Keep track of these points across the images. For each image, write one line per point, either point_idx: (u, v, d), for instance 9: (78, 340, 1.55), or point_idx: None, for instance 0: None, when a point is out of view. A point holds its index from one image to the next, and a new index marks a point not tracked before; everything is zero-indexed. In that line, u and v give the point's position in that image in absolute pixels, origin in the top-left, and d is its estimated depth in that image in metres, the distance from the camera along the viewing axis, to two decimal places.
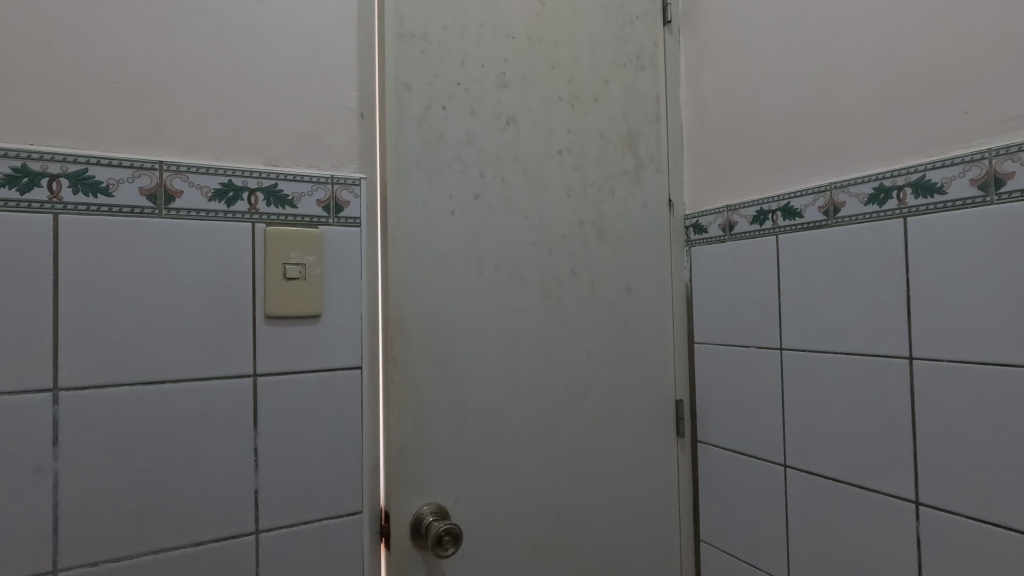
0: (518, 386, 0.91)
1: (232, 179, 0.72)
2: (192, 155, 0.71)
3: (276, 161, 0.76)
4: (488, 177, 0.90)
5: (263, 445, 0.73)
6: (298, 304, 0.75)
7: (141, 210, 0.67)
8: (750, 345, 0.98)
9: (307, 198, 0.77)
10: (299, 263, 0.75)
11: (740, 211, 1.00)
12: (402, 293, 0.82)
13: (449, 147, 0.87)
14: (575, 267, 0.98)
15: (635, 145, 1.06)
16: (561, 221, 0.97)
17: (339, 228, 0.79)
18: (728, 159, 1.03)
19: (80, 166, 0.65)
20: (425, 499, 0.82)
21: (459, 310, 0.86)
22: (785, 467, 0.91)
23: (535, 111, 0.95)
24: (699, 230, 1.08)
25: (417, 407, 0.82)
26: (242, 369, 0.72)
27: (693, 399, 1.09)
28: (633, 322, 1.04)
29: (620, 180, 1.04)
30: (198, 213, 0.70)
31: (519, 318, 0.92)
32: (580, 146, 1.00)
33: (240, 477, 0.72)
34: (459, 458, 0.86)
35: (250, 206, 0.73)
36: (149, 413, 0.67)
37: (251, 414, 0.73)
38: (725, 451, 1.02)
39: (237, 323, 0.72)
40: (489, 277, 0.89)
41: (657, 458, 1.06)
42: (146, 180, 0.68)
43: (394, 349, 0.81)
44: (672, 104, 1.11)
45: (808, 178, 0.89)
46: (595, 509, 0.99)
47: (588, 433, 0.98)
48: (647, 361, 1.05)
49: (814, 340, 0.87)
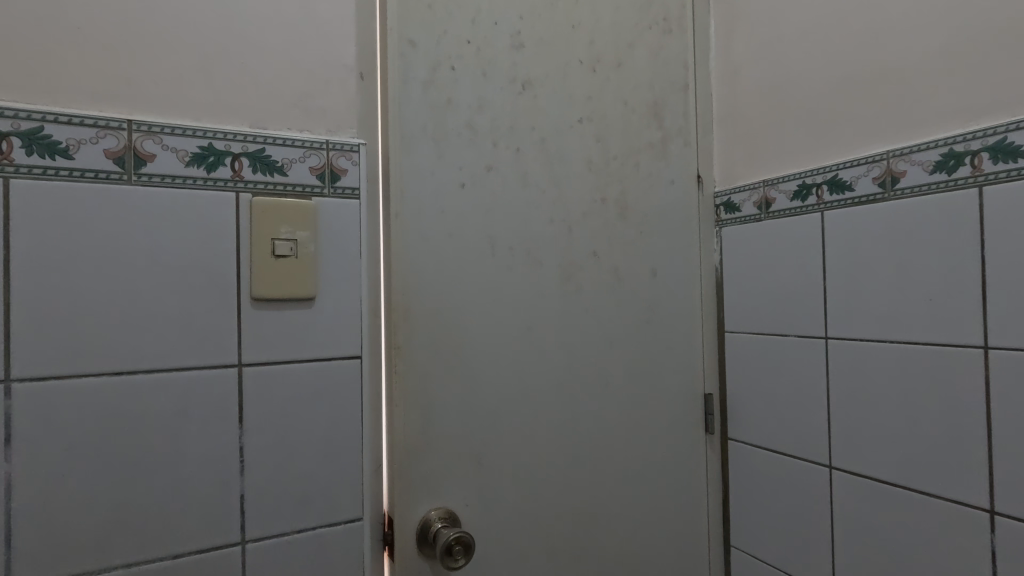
0: (536, 378, 0.83)
1: (213, 142, 0.63)
2: (166, 114, 0.62)
3: (264, 123, 0.67)
4: (502, 148, 0.81)
5: (250, 444, 0.65)
6: (288, 285, 0.66)
7: (107, 175, 0.59)
8: (790, 334, 0.88)
9: (299, 165, 0.68)
10: (289, 239, 0.66)
11: (779, 186, 0.91)
12: (406, 274, 0.73)
13: (458, 113, 0.78)
14: (595, 248, 0.89)
15: (662, 117, 0.98)
16: (582, 199, 0.88)
17: (335, 199, 0.70)
18: (764, 130, 0.94)
19: (35, 123, 0.56)
20: (434, 503, 0.74)
21: (470, 294, 0.78)
22: (832, 469, 0.82)
23: (553, 76, 0.86)
24: (730, 208, 0.99)
25: (423, 401, 0.74)
26: (224, 359, 0.64)
27: (723, 393, 1.00)
28: (658, 309, 0.95)
29: (645, 153, 0.95)
30: (174, 180, 0.62)
31: (535, 305, 0.83)
32: (601, 115, 0.91)
33: (222, 481, 0.64)
34: (471, 457, 0.77)
35: (234, 172, 0.64)
36: (118, 409, 0.59)
37: (236, 409, 0.64)
38: (761, 450, 0.93)
39: (218, 306, 0.64)
40: (503, 259, 0.80)
41: (683, 457, 0.97)
42: (113, 141, 0.59)
43: (397, 337, 0.72)
44: (701, 72, 1.03)
45: (859, 147, 0.79)
46: (617, 513, 0.90)
47: (611, 431, 0.90)
48: (673, 351, 0.96)
49: (867, 328, 0.77)
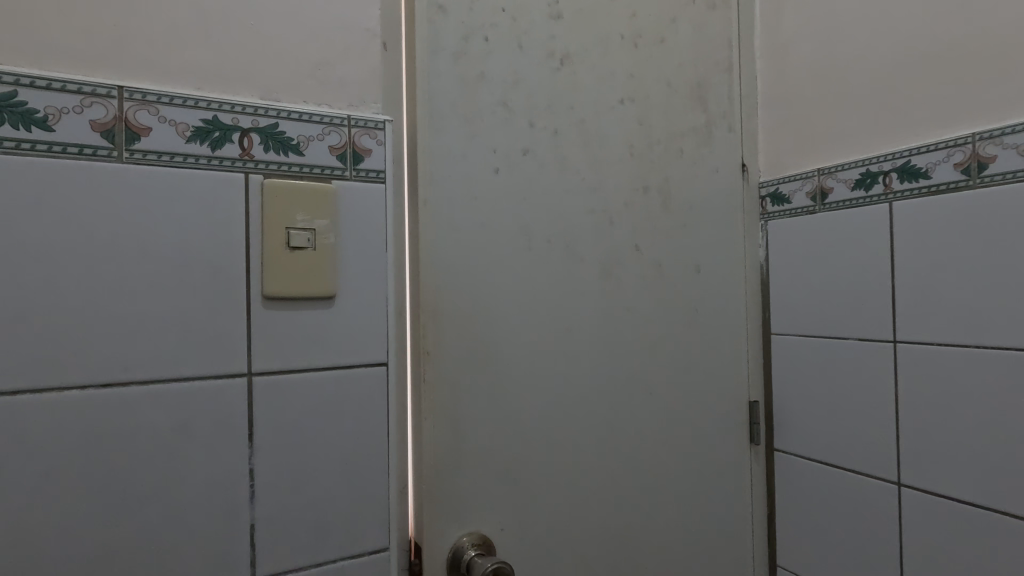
0: (576, 385, 0.75)
1: (218, 115, 0.55)
2: (163, 81, 0.53)
3: (277, 95, 0.58)
4: (539, 129, 0.73)
5: (261, 465, 0.57)
6: (305, 281, 0.58)
7: (93, 151, 0.50)
8: (850, 337, 0.80)
9: (317, 143, 0.59)
10: (306, 228, 0.58)
11: (837, 174, 0.82)
12: (435, 270, 0.65)
13: (492, 89, 0.69)
14: (638, 241, 0.80)
15: (706, 99, 0.89)
16: (624, 186, 0.79)
17: (358, 183, 0.61)
18: (818, 113, 0.85)
19: (7, 87, 0.48)
20: (466, 527, 0.67)
21: (504, 292, 0.69)
22: (900, 486, 0.74)
23: (593, 51, 0.78)
24: (778, 200, 0.91)
25: (454, 413, 0.66)
26: (231, 366, 0.55)
27: (769, 401, 0.92)
28: (703, 308, 0.87)
29: (688, 139, 0.87)
30: (173, 158, 0.53)
31: (574, 304, 0.75)
32: (644, 95, 0.82)
33: (229, 508, 0.55)
34: (505, 475, 0.69)
35: (243, 151, 0.56)
36: (108, 425, 0.51)
37: (245, 425, 0.56)
38: (816, 464, 0.85)
39: (224, 306, 0.55)
40: (539, 252, 0.72)
41: (729, 472, 0.89)
42: (101, 110, 0.51)
43: (426, 340, 0.64)
44: (745, 51, 0.94)
45: (937, 129, 0.71)
46: (660, 534, 0.82)
47: (654, 444, 0.81)
48: (717, 355, 0.88)
49: (946, 331, 0.69)
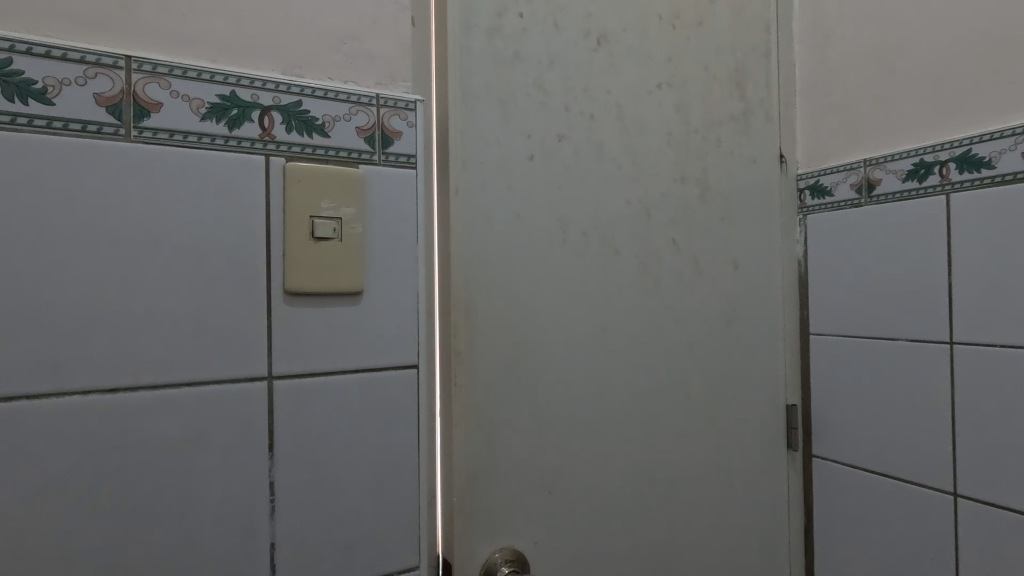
0: (613, 389, 0.70)
1: (237, 91, 0.50)
2: (176, 52, 0.48)
3: (299, 71, 0.53)
4: (576, 114, 0.68)
5: (282, 478, 0.52)
6: (330, 276, 0.53)
7: (99, 129, 0.45)
8: (900, 339, 0.75)
9: (343, 124, 0.54)
10: (331, 217, 0.53)
11: (886, 164, 0.77)
12: (467, 264, 0.61)
13: (527, 70, 0.65)
14: (676, 235, 0.76)
15: (744, 86, 0.84)
16: (661, 177, 0.74)
17: (387, 169, 0.56)
18: (864, 100, 0.80)
19: (1, 55, 0.42)
20: (498, 542, 0.62)
21: (540, 288, 0.65)
22: (957, 496, 0.69)
23: (630, 32, 0.72)
24: (819, 192, 0.85)
25: (486, 418, 0.61)
26: (249, 369, 0.50)
27: (808, 405, 0.87)
28: (742, 306, 0.82)
29: (727, 127, 0.81)
30: (187, 137, 0.48)
31: (612, 302, 0.70)
32: (682, 80, 0.77)
33: (247, 525, 0.50)
34: (540, 485, 0.65)
35: (264, 131, 0.51)
36: (115, 434, 0.46)
37: (265, 433, 0.51)
38: (861, 471, 0.80)
39: (242, 302, 0.50)
40: (576, 245, 0.68)
41: (767, 481, 0.84)
42: (105, 82, 0.45)
43: (457, 340, 0.60)
44: (783, 36, 0.88)
45: (1002, 115, 0.66)
46: (697, 547, 0.77)
47: (691, 451, 0.76)
48: (756, 357, 0.83)
49: (1010, 333, 0.64)
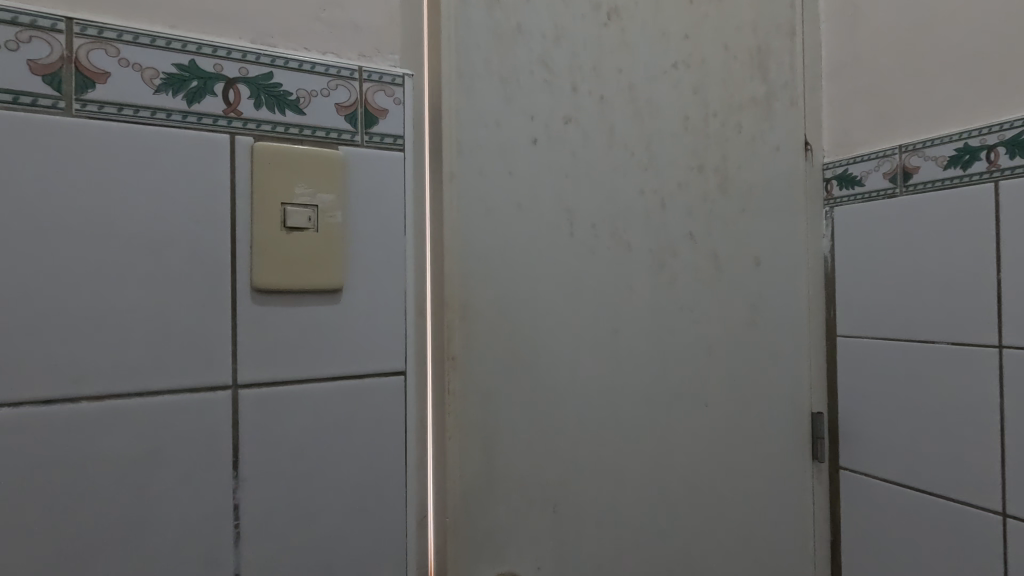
0: (625, 396, 0.64)
1: (198, 60, 0.44)
2: (129, 17, 0.43)
3: (271, 40, 0.47)
4: (584, 95, 0.62)
5: (246, 497, 0.46)
6: (302, 270, 0.47)
7: (34, 100, 0.40)
8: (938, 340, 0.67)
9: (321, 100, 0.48)
10: (306, 204, 0.47)
11: (925, 150, 0.69)
12: (462, 259, 0.55)
13: (531, 45, 0.59)
14: (693, 229, 0.69)
15: (766, 68, 0.77)
16: (677, 165, 0.68)
17: (371, 151, 0.50)
18: (899, 80, 0.73)
19: None
20: (493, 566, 0.56)
21: (544, 286, 0.59)
22: (1006, 516, 0.61)
23: (642, 7, 0.66)
24: (847, 182, 0.78)
25: (483, 429, 0.55)
26: (210, 376, 0.45)
27: (835, 414, 0.80)
28: (764, 307, 0.75)
29: (748, 112, 0.75)
30: (139, 112, 0.43)
31: (624, 302, 0.64)
32: (699, 60, 0.71)
33: (206, 550, 0.45)
34: (541, 502, 0.59)
35: (229, 106, 0.45)
36: (53, 448, 0.41)
37: (227, 448, 0.45)
38: (893, 487, 0.73)
39: (201, 299, 0.44)
40: (583, 239, 0.61)
41: (789, 495, 0.77)
42: (42, 48, 0.40)
43: (452, 343, 0.54)
44: (809, 15, 0.81)
45: None
46: (713, 569, 0.71)
47: (706, 466, 0.70)
48: (778, 361, 0.77)
49: None
